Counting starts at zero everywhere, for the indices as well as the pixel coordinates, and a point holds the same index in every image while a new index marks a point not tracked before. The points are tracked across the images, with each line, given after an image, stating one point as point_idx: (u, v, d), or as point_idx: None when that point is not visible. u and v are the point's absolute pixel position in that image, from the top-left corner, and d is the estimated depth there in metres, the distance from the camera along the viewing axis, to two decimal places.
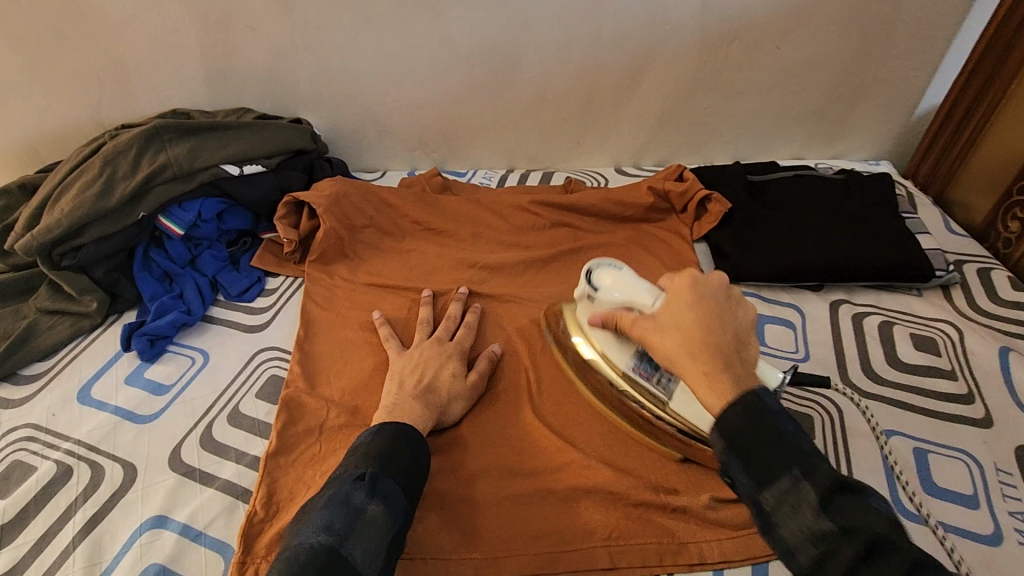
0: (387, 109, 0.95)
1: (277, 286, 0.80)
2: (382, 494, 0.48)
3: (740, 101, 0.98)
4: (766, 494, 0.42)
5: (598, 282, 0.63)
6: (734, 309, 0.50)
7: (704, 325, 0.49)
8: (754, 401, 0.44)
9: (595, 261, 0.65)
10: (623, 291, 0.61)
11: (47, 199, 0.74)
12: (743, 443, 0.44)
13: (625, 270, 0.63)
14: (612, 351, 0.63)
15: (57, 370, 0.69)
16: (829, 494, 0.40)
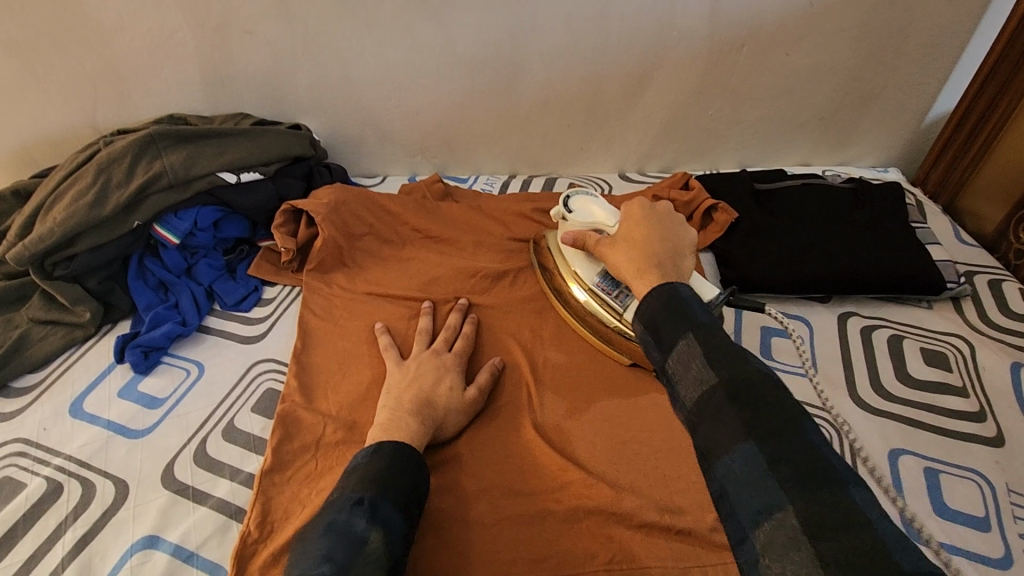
0: (387, 114, 0.94)
1: (275, 296, 0.78)
2: (382, 520, 0.47)
3: (748, 107, 0.97)
4: (671, 362, 0.47)
5: (572, 203, 0.75)
6: (671, 223, 0.64)
7: (650, 234, 0.61)
8: (667, 293, 0.51)
9: (574, 187, 0.77)
10: (591, 213, 0.73)
11: (40, 207, 0.73)
12: (656, 320, 0.50)
13: (598, 198, 0.74)
14: (579, 267, 0.72)
15: (49, 382, 0.67)
16: (713, 349, 0.44)
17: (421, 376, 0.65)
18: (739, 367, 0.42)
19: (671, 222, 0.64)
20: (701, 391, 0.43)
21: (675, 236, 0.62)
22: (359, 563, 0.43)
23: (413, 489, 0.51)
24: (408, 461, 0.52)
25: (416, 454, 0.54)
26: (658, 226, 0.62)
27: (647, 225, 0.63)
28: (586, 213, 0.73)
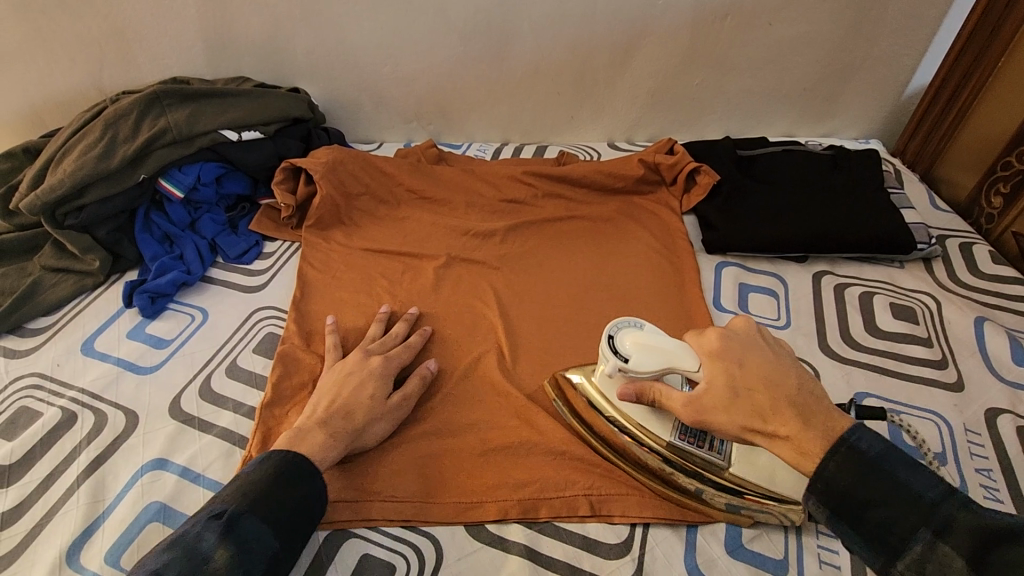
0: (384, 80, 0.97)
1: (275, 250, 0.82)
2: (237, 536, 0.47)
3: (733, 76, 0.99)
4: (900, 566, 0.41)
5: (623, 346, 0.55)
6: (780, 346, 0.51)
7: (777, 377, 0.47)
8: (847, 452, 0.43)
9: (613, 324, 0.58)
10: (658, 351, 0.53)
11: (50, 161, 0.76)
12: (850, 498, 0.43)
13: (648, 329, 0.56)
14: (656, 424, 0.58)
15: (61, 324, 0.71)
16: (981, 547, 0.38)
17: (343, 381, 0.62)
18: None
19: (779, 346, 0.51)
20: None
21: (802, 371, 0.49)
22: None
23: (300, 498, 0.51)
24: (294, 470, 0.52)
25: (308, 458, 0.54)
26: (775, 359, 0.49)
27: (764, 362, 0.48)
28: (654, 355, 0.53)
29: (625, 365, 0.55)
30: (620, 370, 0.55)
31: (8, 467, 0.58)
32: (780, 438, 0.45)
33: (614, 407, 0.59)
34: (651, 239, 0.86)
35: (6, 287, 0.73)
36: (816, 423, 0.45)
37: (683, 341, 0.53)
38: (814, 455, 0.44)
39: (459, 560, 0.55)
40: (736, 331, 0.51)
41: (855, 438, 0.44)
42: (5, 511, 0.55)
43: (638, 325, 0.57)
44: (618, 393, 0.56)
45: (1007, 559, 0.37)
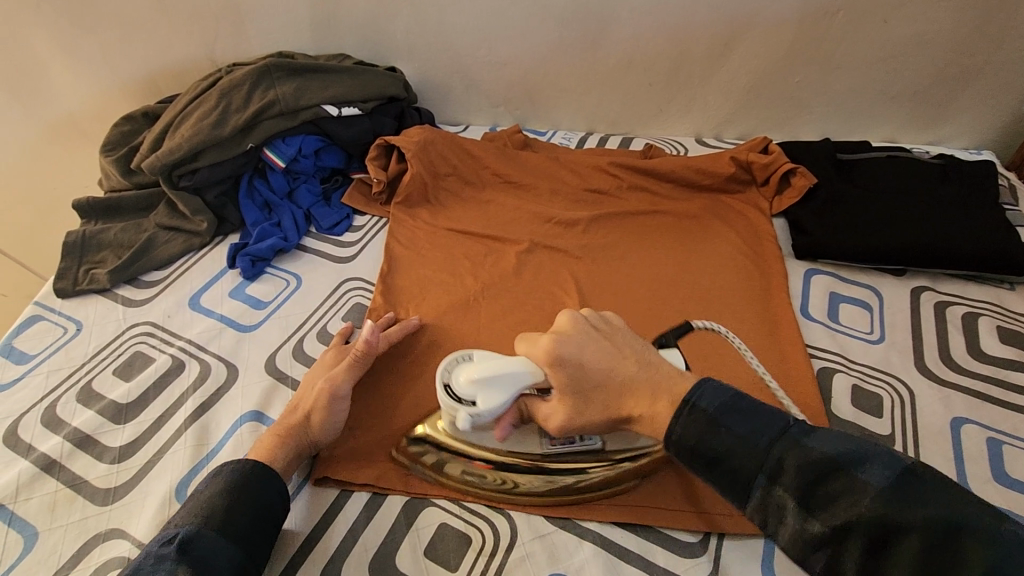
0: (476, 63, 0.97)
1: (364, 224, 0.85)
2: (195, 555, 0.46)
3: (837, 76, 0.95)
4: (750, 513, 0.44)
5: (462, 390, 0.54)
6: (605, 319, 0.57)
7: (615, 366, 0.52)
8: (694, 413, 0.47)
9: (443, 368, 0.57)
10: (498, 382, 0.53)
11: (169, 125, 0.81)
12: (705, 447, 0.45)
13: (475, 357, 0.56)
14: (522, 446, 0.57)
15: (171, 279, 0.76)
16: (810, 482, 0.41)
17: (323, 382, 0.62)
18: (847, 503, 0.39)
19: (607, 324, 0.56)
20: (819, 547, 0.40)
21: (637, 342, 0.55)
22: None
23: (261, 510, 0.51)
24: (248, 483, 0.52)
25: (260, 467, 0.54)
26: (610, 346, 0.54)
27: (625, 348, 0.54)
28: (496, 389, 0.53)
29: (474, 408, 0.54)
30: (473, 415, 0.54)
31: (124, 405, 0.63)
32: (636, 418, 0.51)
33: (472, 444, 0.58)
34: (738, 240, 0.84)
35: (125, 240, 0.79)
36: (666, 393, 0.49)
37: (514, 362, 0.54)
38: (665, 426, 0.48)
39: (533, 539, 0.55)
40: (569, 331, 0.55)
41: (696, 398, 0.47)
42: (122, 446, 0.60)
43: (467, 359, 0.57)
44: (496, 434, 0.57)
45: (832, 490, 0.40)
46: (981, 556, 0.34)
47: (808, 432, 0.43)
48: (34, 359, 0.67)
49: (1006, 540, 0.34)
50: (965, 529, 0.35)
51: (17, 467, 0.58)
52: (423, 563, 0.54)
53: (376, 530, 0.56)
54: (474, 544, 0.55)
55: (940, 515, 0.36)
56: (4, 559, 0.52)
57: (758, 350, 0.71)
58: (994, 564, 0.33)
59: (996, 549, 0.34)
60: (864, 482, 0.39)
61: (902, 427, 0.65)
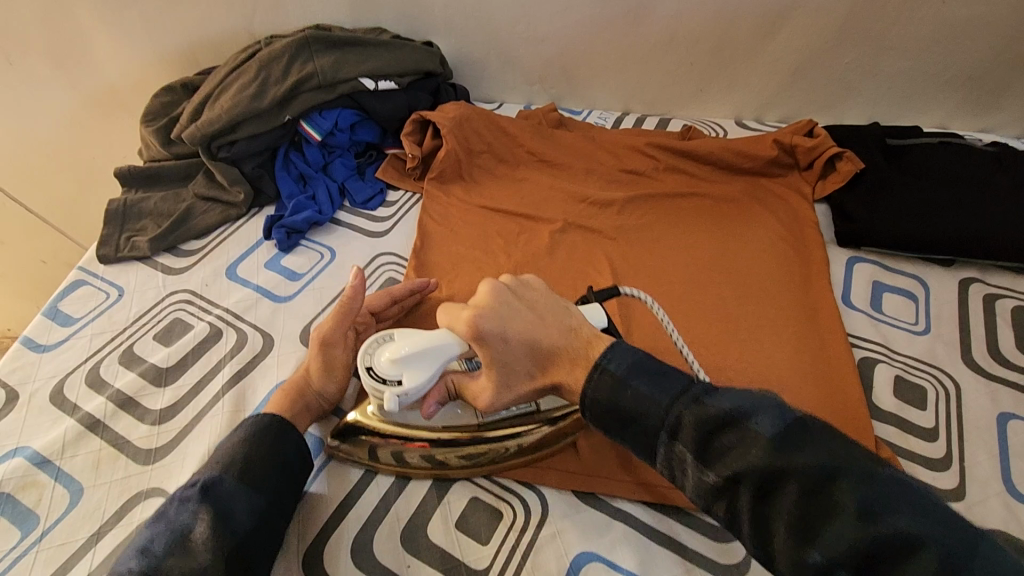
0: (513, 39, 0.96)
1: (398, 200, 0.85)
2: (216, 497, 0.48)
3: (888, 57, 0.91)
4: (656, 468, 0.44)
5: (387, 370, 0.52)
6: (529, 288, 0.53)
7: (536, 333, 0.50)
8: (603, 376, 0.45)
9: (363, 352, 0.54)
10: (425, 356, 0.52)
11: (208, 96, 0.81)
12: (614, 408, 0.44)
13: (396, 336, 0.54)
14: (454, 419, 0.57)
15: (208, 249, 0.77)
16: (707, 437, 0.40)
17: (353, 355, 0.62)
18: (741, 456, 0.39)
19: (528, 290, 0.53)
20: (716, 497, 0.40)
21: (555, 305, 0.52)
22: (179, 553, 0.45)
23: (280, 459, 0.52)
24: (266, 433, 0.53)
25: (276, 419, 0.54)
26: (532, 315, 0.51)
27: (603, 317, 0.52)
28: (421, 365, 0.52)
29: (400, 387, 0.52)
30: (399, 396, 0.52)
31: (165, 369, 0.64)
32: (559, 385, 0.50)
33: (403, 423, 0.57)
34: (777, 225, 0.81)
35: (165, 210, 0.80)
36: (582, 358, 0.48)
37: (435, 337, 0.53)
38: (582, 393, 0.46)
39: (564, 517, 0.55)
40: (489, 303, 0.51)
41: (606, 361, 0.46)
42: (162, 409, 0.61)
43: (388, 339, 0.55)
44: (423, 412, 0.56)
45: (726, 443, 0.39)
46: (854, 497, 0.35)
47: (710, 390, 0.42)
48: (79, 322, 0.69)
49: (876, 476, 0.36)
50: (843, 473, 0.36)
51: (63, 425, 0.59)
52: (454, 535, 0.54)
53: (408, 501, 0.56)
54: (505, 518, 0.55)
55: (823, 462, 0.37)
56: (52, 512, 0.54)
57: (798, 337, 0.70)
58: (869, 504, 0.35)
59: (865, 492, 0.36)
60: (754, 434, 0.39)
61: (948, 421, 0.63)
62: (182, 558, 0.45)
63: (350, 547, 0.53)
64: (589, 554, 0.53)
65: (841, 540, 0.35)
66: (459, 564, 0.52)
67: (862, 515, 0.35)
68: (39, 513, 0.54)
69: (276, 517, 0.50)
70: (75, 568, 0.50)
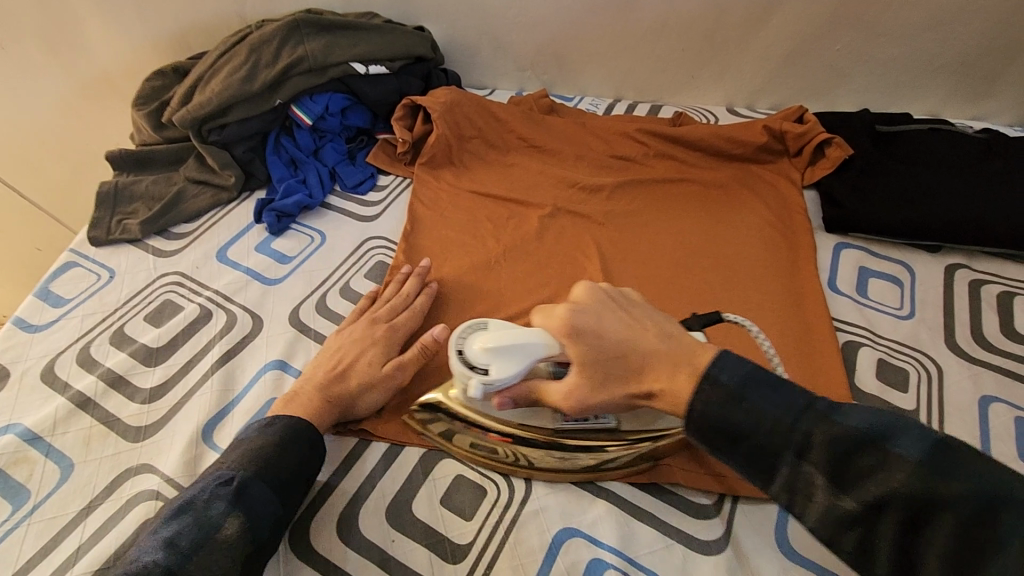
0: (505, 24, 0.96)
1: (388, 184, 0.85)
2: (247, 500, 0.48)
3: (879, 44, 0.91)
4: (775, 490, 0.40)
5: (477, 357, 0.53)
6: (626, 295, 0.51)
7: (635, 337, 0.47)
8: (711, 388, 0.42)
9: (457, 334, 0.56)
10: (510, 352, 0.52)
11: (199, 80, 0.82)
12: (723, 420, 0.41)
13: (493, 330, 0.55)
14: (536, 421, 0.56)
15: (199, 232, 0.78)
16: (840, 460, 0.37)
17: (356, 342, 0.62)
18: (882, 480, 0.36)
19: (627, 298, 0.51)
20: (849, 526, 0.37)
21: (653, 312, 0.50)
22: (207, 550, 0.45)
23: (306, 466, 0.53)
24: (301, 439, 0.54)
25: (308, 425, 0.55)
26: (629, 319, 0.49)
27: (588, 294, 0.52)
28: (514, 356, 0.52)
29: (487, 377, 0.52)
30: (484, 385, 0.53)
31: (155, 349, 0.65)
32: (656, 394, 0.46)
33: (480, 414, 0.57)
34: (766, 211, 0.82)
35: (156, 193, 0.81)
36: (685, 365, 0.44)
37: (536, 332, 0.53)
38: (684, 403, 0.43)
39: (547, 494, 0.56)
40: (587, 300, 0.50)
41: (716, 372, 0.42)
42: (152, 388, 0.62)
43: (482, 327, 0.56)
44: (496, 405, 0.55)
45: (862, 467, 0.37)
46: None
47: (836, 407, 0.39)
48: (70, 303, 0.69)
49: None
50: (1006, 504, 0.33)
51: (54, 403, 0.60)
52: (438, 511, 0.55)
53: (394, 479, 0.57)
54: (489, 496, 0.56)
55: (977, 490, 0.34)
56: (43, 488, 0.54)
57: (783, 321, 0.70)
58: None
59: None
60: (900, 458, 0.36)
61: (929, 402, 0.64)
62: (209, 557, 0.45)
63: (335, 522, 0.54)
64: (571, 530, 0.54)
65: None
66: (443, 539, 0.53)
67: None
68: (30, 488, 0.54)
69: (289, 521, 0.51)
70: (64, 541, 0.51)
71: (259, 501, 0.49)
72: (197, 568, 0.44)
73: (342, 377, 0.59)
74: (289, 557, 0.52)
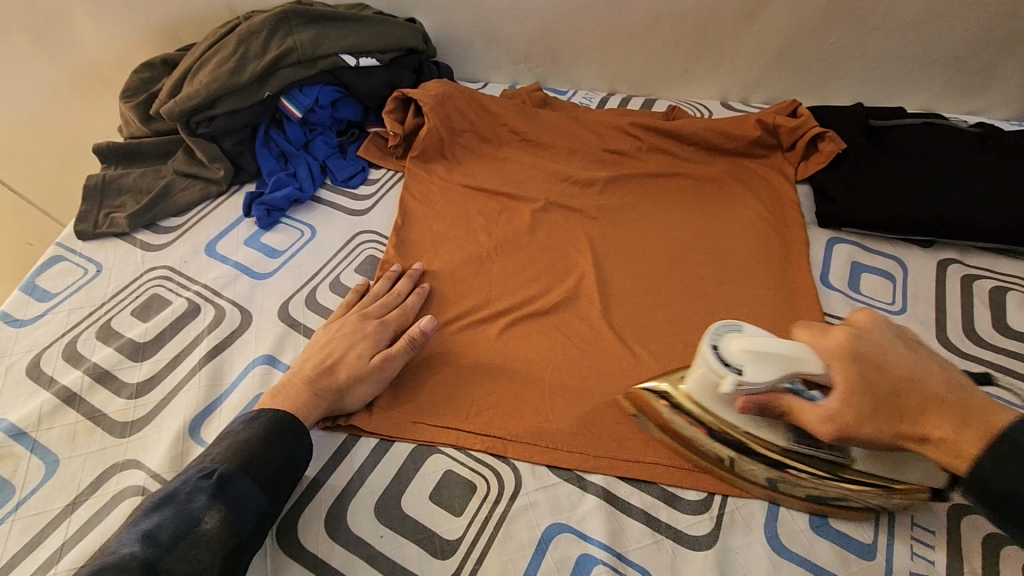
0: (498, 16, 0.95)
1: (379, 178, 0.85)
2: (230, 495, 0.48)
3: (875, 37, 0.90)
4: None
5: (732, 356, 0.49)
6: (911, 338, 0.49)
7: (920, 374, 0.45)
8: (1015, 451, 0.41)
9: (711, 330, 0.52)
10: (775, 360, 0.47)
11: (188, 72, 0.81)
12: (1007, 487, 0.41)
13: (753, 334, 0.50)
14: (769, 434, 0.52)
15: (188, 226, 0.77)
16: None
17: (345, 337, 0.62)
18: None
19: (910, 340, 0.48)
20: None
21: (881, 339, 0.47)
22: (186, 543, 0.45)
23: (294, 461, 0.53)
24: (287, 433, 0.53)
25: (294, 420, 0.55)
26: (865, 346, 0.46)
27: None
28: (772, 364, 0.47)
29: (742, 378, 0.48)
30: (737, 385, 0.49)
31: (142, 344, 0.64)
32: (932, 441, 0.44)
33: (709, 412, 0.53)
34: (759, 205, 0.81)
35: (144, 186, 0.80)
36: (975, 422, 0.43)
37: (796, 344, 0.48)
38: (971, 459, 0.43)
39: (537, 490, 0.56)
40: (866, 328, 0.48)
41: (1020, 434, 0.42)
42: (139, 383, 0.61)
43: (736, 329, 0.51)
44: (739, 409, 0.51)
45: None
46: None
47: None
48: (56, 297, 0.69)
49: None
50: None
51: (40, 398, 0.59)
52: (427, 507, 0.54)
53: (382, 474, 0.57)
54: (478, 491, 0.56)
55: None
56: (27, 483, 0.54)
57: (772, 315, 0.70)
58: None
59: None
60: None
61: None
62: (187, 552, 0.45)
63: (323, 517, 0.54)
64: (560, 526, 0.53)
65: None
66: (432, 535, 0.53)
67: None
68: (14, 484, 0.54)
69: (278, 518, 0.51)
70: (49, 537, 0.51)
71: (241, 494, 0.49)
72: (175, 563, 0.44)
73: (328, 374, 0.59)
74: (277, 553, 0.52)
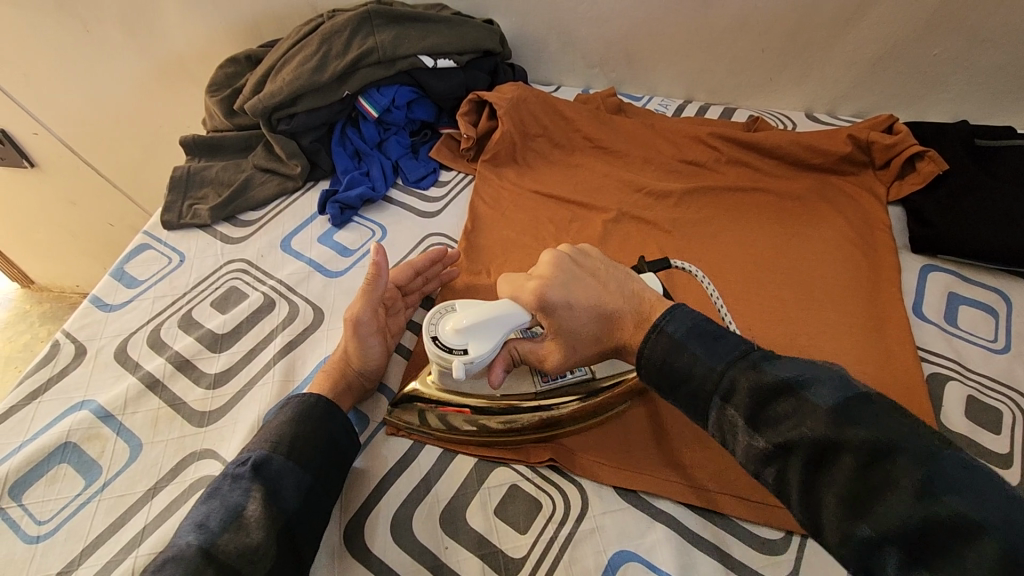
0: (577, 20, 0.93)
1: (451, 180, 0.85)
2: (267, 475, 0.49)
3: (984, 49, 0.84)
4: None
5: (451, 340, 0.53)
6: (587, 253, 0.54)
7: (621, 310, 0.50)
8: None
9: (429, 321, 0.55)
10: (485, 327, 0.52)
11: (271, 69, 0.82)
12: None
13: (465, 307, 0.54)
14: (516, 388, 0.59)
15: (266, 220, 0.79)
16: (760, 403, 0.39)
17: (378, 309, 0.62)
18: (793, 425, 0.37)
19: (588, 259, 0.53)
20: (767, 463, 0.39)
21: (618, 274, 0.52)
22: (234, 529, 0.45)
23: (327, 439, 0.53)
24: (312, 413, 0.54)
25: (322, 400, 0.55)
26: (592, 281, 0.51)
27: (638, 286, 0.51)
28: (486, 333, 0.52)
29: (466, 356, 0.52)
30: (466, 364, 0.53)
31: (221, 335, 0.66)
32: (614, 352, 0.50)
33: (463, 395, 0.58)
34: (845, 226, 0.77)
35: (225, 180, 0.82)
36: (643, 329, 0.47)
37: (503, 305, 0.53)
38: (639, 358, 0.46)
39: (604, 513, 0.54)
40: (550, 267, 0.52)
41: None
42: (216, 373, 0.63)
43: (452, 309, 0.56)
44: (492, 381, 0.55)
45: (780, 412, 0.38)
46: (912, 474, 0.33)
47: (770, 358, 0.41)
48: (143, 284, 0.72)
49: (943, 457, 0.33)
50: (900, 448, 0.34)
51: (125, 382, 0.62)
52: (492, 521, 0.54)
53: (449, 484, 0.56)
54: (544, 509, 0.54)
55: (878, 434, 0.35)
56: (113, 465, 0.56)
57: (865, 347, 0.66)
58: None
59: (928, 468, 0.33)
60: (812, 404, 0.37)
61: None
62: (239, 533, 0.45)
63: (388, 523, 0.54)
64: (627, 553, 0.52)
65: (895, 515, 0.33)
66: (496, 551, 0.52)
67: (922, 494, 0.32)
68: (101, 465, 0.56)
69: (324, 497, 0.51)
70: (132, 519, 0.53)
71: (278, 472, 0.49)
72: (229, 546, 0.44)
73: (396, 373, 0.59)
74: (344, 556, 0.52)
